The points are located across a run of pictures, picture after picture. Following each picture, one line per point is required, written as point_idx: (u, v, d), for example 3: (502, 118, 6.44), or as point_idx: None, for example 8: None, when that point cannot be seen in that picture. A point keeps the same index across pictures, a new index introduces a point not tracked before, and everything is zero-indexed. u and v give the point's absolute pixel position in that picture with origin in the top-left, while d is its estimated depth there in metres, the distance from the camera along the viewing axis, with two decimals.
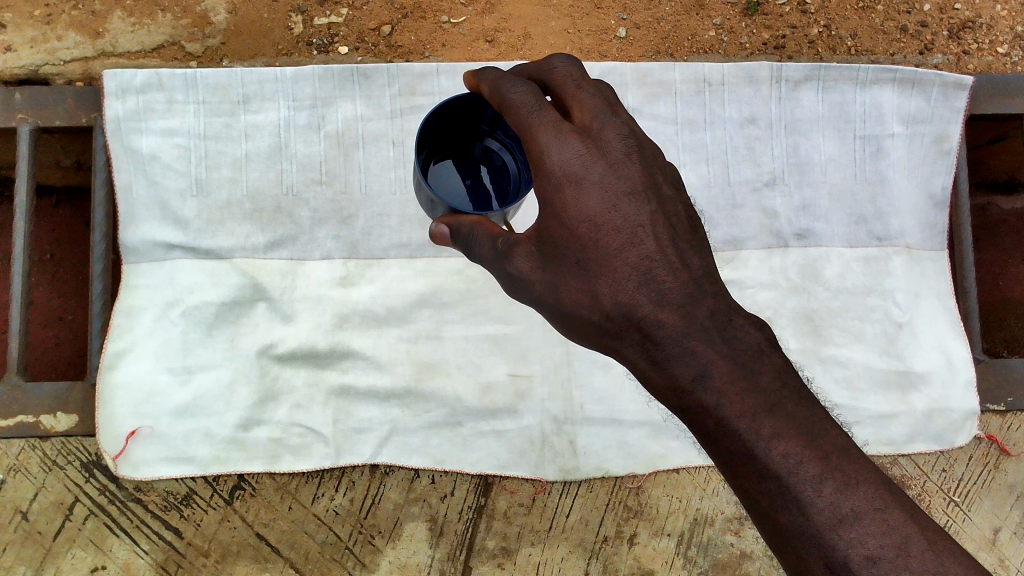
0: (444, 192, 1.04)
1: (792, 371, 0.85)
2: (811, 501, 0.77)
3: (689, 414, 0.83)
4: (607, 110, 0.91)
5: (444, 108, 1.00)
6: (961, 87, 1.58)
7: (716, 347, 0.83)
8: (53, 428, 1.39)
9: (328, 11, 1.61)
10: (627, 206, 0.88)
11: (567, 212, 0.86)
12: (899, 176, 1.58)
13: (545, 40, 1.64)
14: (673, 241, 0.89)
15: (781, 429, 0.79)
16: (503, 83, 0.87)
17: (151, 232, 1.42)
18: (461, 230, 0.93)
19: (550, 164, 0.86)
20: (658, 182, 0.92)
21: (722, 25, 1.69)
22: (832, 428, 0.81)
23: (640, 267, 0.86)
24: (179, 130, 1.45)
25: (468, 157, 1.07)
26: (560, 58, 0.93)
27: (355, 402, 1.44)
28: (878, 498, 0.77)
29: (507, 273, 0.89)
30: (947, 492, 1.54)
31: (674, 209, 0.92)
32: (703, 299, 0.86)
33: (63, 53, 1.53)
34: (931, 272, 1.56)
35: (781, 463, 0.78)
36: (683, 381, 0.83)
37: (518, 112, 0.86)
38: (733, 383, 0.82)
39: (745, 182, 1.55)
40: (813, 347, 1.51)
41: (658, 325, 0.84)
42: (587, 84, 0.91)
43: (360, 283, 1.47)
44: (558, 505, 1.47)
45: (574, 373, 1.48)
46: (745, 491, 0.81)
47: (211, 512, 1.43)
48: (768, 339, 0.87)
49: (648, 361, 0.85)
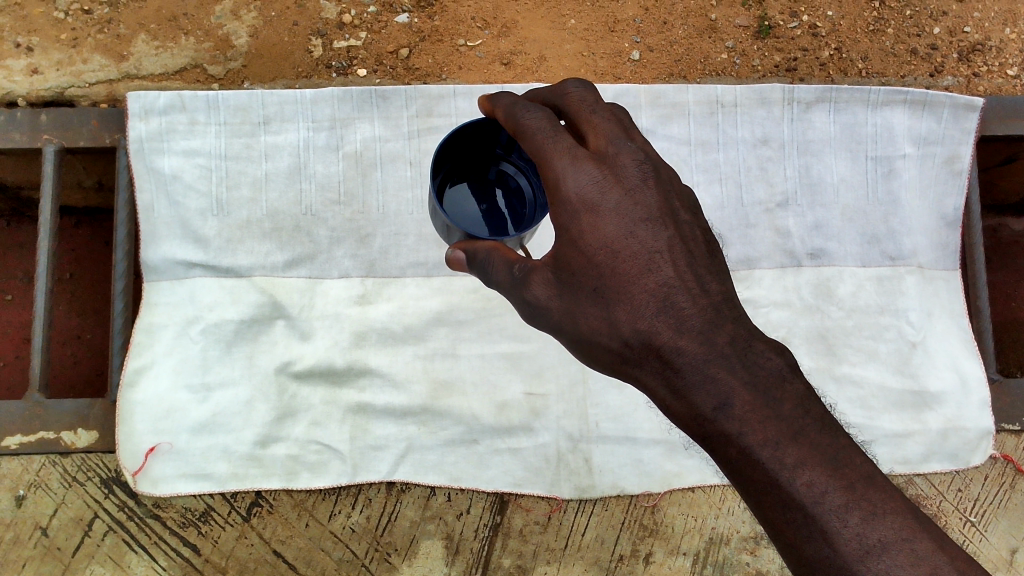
0: (460, 215, 1.05)
1: (813, 397, 0.85)
2: (837, 532, 0.77)
3: (711, 442, 0.84)
4: (623, 135, 0.92)
5: (462, 131, 1.01)
6: (972, 108, 1.59)
7: (738, 374, 0.84)
8: (73, 444, 1.42)
9: (347, 35, 1.64)
10: (644, 232, 0.89)
11: (585, 240, 0.88)
12: (911, 196, 1.59)
13: (560, 62, 1.67)
14: (691, 265, 0.90)
15: (804, 458, 0.80)
16: (519, 109, 0.90)
17: (171, 251, 1.44)
18: (477, 256, 0.92)
19: (567, 191, 0.87)
20: (674, 206, 0.92)
21: (734, 48, 1.72)
22: (856, 455, 0.82)
23: (658, 293, 0.87)
24: (200, 150, 1.48)
25: (483, 179, 1.08)
26: (574, 81, 0.95)
27: (372, 420, 1.45)
28: (905, 528, 0.78)
29: (525, 300, 0.89)
30: (964, 512, 1.54)
31: (691, 234, 0.92)
32: (723, 324, 0.87)
33: (88, 75, 1.56)
34: (945, 291, 1.57)
35: (807, 493, 0.79)
36: (705, 410, 0.83)
37: (534, 138, 0.88)
38: (755, 412, 0.82)
39: (758, 203, 1.56)
40: (827, 366, 1.51)
41: (678, 352, 0.85)
42: (602, 109, 0.93)
43: (377, 301, 1.48)
44: (573, 523, 1.48)
45: (589, 392, 1.48)
46: (770, 521, 0.81)
47: (229, 528, 1.43)
48: (788, 365, 0.87)
49: (668, 389, 0.85)
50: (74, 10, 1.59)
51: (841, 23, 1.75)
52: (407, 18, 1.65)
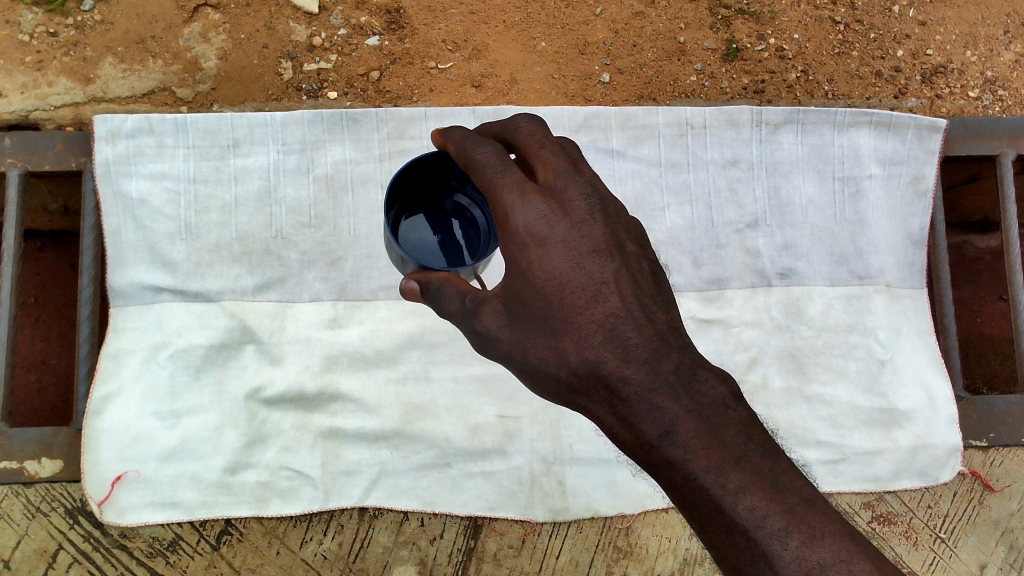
0: (416, 246, 1.05)
1: (756, 424, 0.85)
2: (778, 555, 0.77)
3: (657, 469, 0.84)
4: (571, 169, 0.92)
5: (413, 165, 1.01)
6: (935, 129, 1.63)
7: (682, 402, 0.83)
8: (38, 473, 1.38)
9: (317, 58, 1.63)
10: (591, 264, 0.88)
11: (533, 271, 0.87)
12: (878, 216, 1.61)
13: (530, 85, 1.67)
14: (638, 296, 0.89)
15: (746, 483, 0.80)
16: (470, 143, 0.90)
17: (139, 276, 1.42)
18: (430, 285, 0.92)
19: (515, 225, 0.87)
20: (621, 238, 0.92)
21: (703, 70, 1.73)
22: (796, 480, 0.82)
23: (605, 324, 0.86)
24: (169, 173, 1.46)
25: (439, 210, 1.07)
26: (524, 117, 0.95)
27: (344, 445, 1.43)
28: (843, 549, 0.78)
29: (476, 330, 0.90)
30: (934, 528, 1.56)
31: (637, 265, 0.92)
32: (668, 354, 0.86)
33: (54, 98, 1.55)
34: (912, 310, 1.59)
35: (748, 517, 0.79)
36: (650, 437, 0.83)
37: (484, 172, 0.88)
38: (700, 438, 0.82)
39: (728, 223, 1.57)
40: (797, 386, 1.53)
41: (625, 381, 0.84)
42: (551, 143, 0.93)
43: (349, 325, 1.47)
44: (547, 547, 1.48)
45: (562, 414, 1.48)
46: (714, 545, 0.81)
47: (198, 558, 1.42)
48: (732, 392, 0.87)
49: (615, 418, 0.85)
50: (39, 32, 1.57)
51: (807, 46, 1.77)
52: (377, 41, 1.65)
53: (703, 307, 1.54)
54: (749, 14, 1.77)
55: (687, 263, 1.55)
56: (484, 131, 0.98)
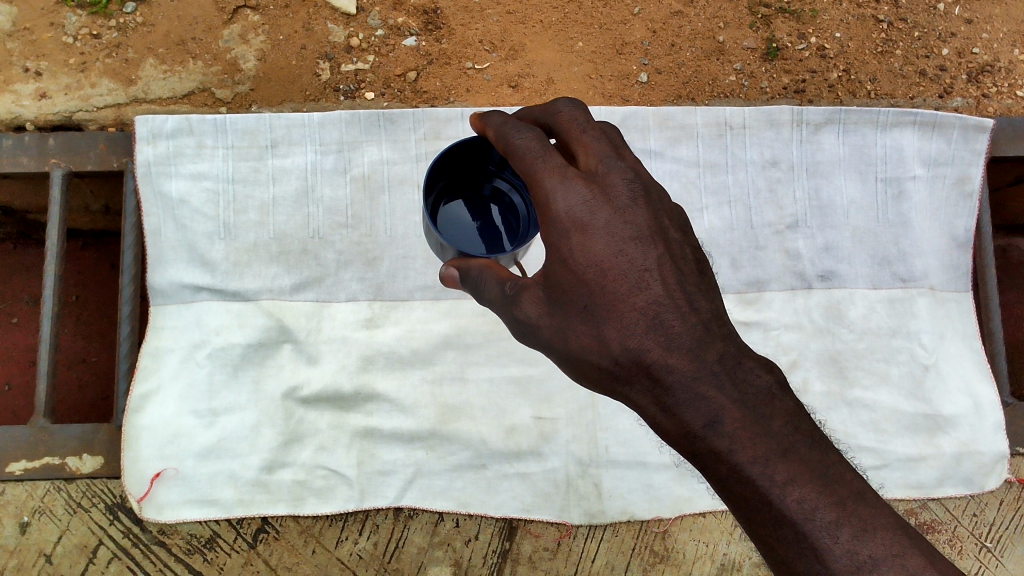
0: (455, 231, 1.04)
1: (804, 415, 0.84)
2: (828, 549, 0.75)
3: (701, 460, 0.82)
4: (613, 155, 0.90)
5: (452, 151, 1.01)
6: (981, 129, 1.60)
7: (728, 392, 0.82)
8: (79, 470, 1.40)
9: (355, 58, 1.64)
10: (633, 251, 0.87)
11: (574, 259, 0.86)
12: (922, 218, 1.58)
13: (568, 84, 1.67)
14: (681, 283, 0.88)
15: (795, 474, 0.78)
16: (509, 129, 0.88)
17: (178, 275, 1.44)
18: (470, 272, 0.92)
19: (557, 212, 0.86)
20: (664, 225, 0.91)
21: (742, 70, 1.71)
22: (846, 472, 0.80)
23: (647, 311, 0.85)
24: (208, 174, 1.48)
25: (478, 196, 1.08)
26: (565, 101, 0.93)
27: (379, 445, 1.43)
28: (896, 543, 0.75)
29: (516, 318, 0.88)
30: (980, 537, 1.52)
31: (681, 252, 0.90)
32: (713, 343, 0.85)
33: (96, 99, 1.57)
34: (956, 314, 1.56)
35: (797, 510, 0.77)
36: (695, 427, 0.81)
37: (524, 158, 0.87)
38: (746, 429, 0.80)
39: (768, 225, 1.55)
40: (839, 390, 1.50)
41: (668, 370, 0.83)
42: (592, 128, 0.91)
43: (385, 325, 1.47)
44: (583, 549, 1.46)
45: (599, 416, 1.47)
46: (761, 537, 0.79)
47: (234, 555, 1.41)
48: (778, 383, 0.85)
49: (658, 407, 0.83)
50: (83, 34, 1.59)
51: (849, 45, 1.75)
52: (415, 41, 1.65)
53: (742, 309, 1.52)
54: (789, 13, 1.74)
55: (726, 264, 1.52)
56: (523, 115, 0.97)
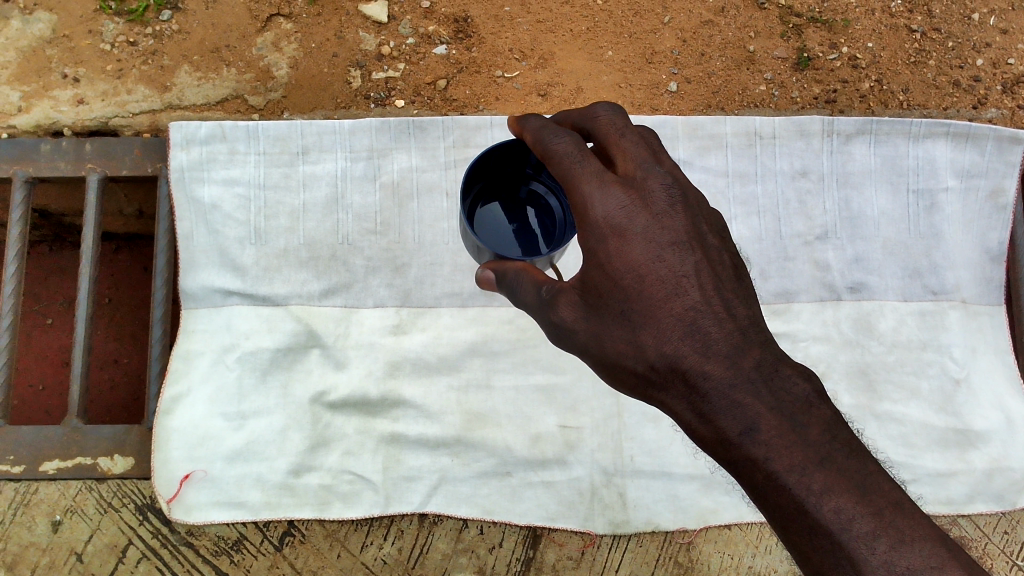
0: (492, 231, 1.05)
1: (842, 424, 0.82)
2: (864, 560, 0.74)
3: (736, 467, 0.82)
4: (650, 159, 0.90)
5: (491, 152, 1.01)
6: (1016, 141, 1.58)
7: (764, 399, 0.81)
8: (110, 470, 1.43)
9: (385, 66, 1.65)
10: (671, 257, 0.87)
11: (612, 264, 0.86)
12: (954, 230, 1.57)
13: (597, 93, 1.67)
14: (718, 290, 0.88)
15: (831, 484, 0.78)
16: (547, 134, 0.88)
17: (209, 279, 1.46)
18: (507, 275, 0.94)
19: (594, 217, 0.86)
20: (702, 231, 0.90)
21: (773, 79, 1.71)
22: (884, 482, 0.79)
23: (684, 317, 0.85)
24: (239, 179, 1.49)
25: (515, 198, 1.08)
26: (603, 106, 0.93)
27: (405, 450, 1.44)
28: (935, 556, 0.74)
29: (552, 322, 0.89)
30: (1010, 555, 1.50)
31: (718, 258, 0.90)
32: (750, 350, 0.84)
33: (132, 105, 1.59)
34: (989, 328, 1.54)
35: (833, 520, 0.76)
36: (730, 435, 0.81)
37: (562, 163, 0.87)
38: (782, 437, 0.80)
39: (798, 235, 1.54)
40: (868, 403, 1.49)
41: (704, 376, 0.82)
42: (631, 133, 0.91)
43: (412, 332, 1.48)
44: (607, 559, 1.45)
45: (625, 425, 1.47)
46: (797, 546, 0.79)
47: (261, 558, 1.42)
48: (816, 390, 0.84)
49: (694, 414, 0.83)
50: (120, 42, 1.62)
51: (882, 54, 1.73)
52: (445, 49, 1.66)
53: (770, 320, 1.51)
54: (821, 22, 1.74)
55: (755, 274, 1.52)
56: (560, 120, 0.98)
